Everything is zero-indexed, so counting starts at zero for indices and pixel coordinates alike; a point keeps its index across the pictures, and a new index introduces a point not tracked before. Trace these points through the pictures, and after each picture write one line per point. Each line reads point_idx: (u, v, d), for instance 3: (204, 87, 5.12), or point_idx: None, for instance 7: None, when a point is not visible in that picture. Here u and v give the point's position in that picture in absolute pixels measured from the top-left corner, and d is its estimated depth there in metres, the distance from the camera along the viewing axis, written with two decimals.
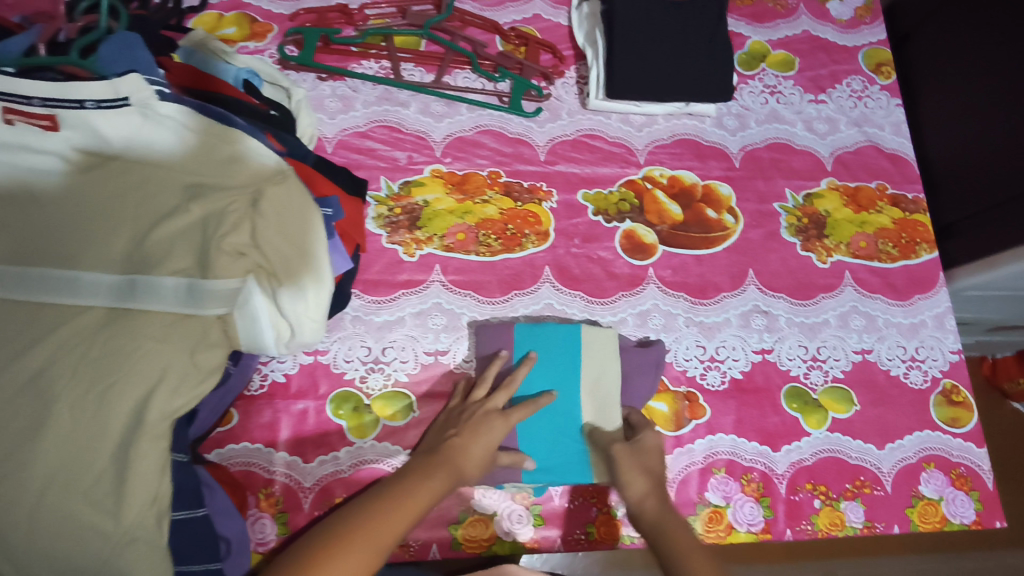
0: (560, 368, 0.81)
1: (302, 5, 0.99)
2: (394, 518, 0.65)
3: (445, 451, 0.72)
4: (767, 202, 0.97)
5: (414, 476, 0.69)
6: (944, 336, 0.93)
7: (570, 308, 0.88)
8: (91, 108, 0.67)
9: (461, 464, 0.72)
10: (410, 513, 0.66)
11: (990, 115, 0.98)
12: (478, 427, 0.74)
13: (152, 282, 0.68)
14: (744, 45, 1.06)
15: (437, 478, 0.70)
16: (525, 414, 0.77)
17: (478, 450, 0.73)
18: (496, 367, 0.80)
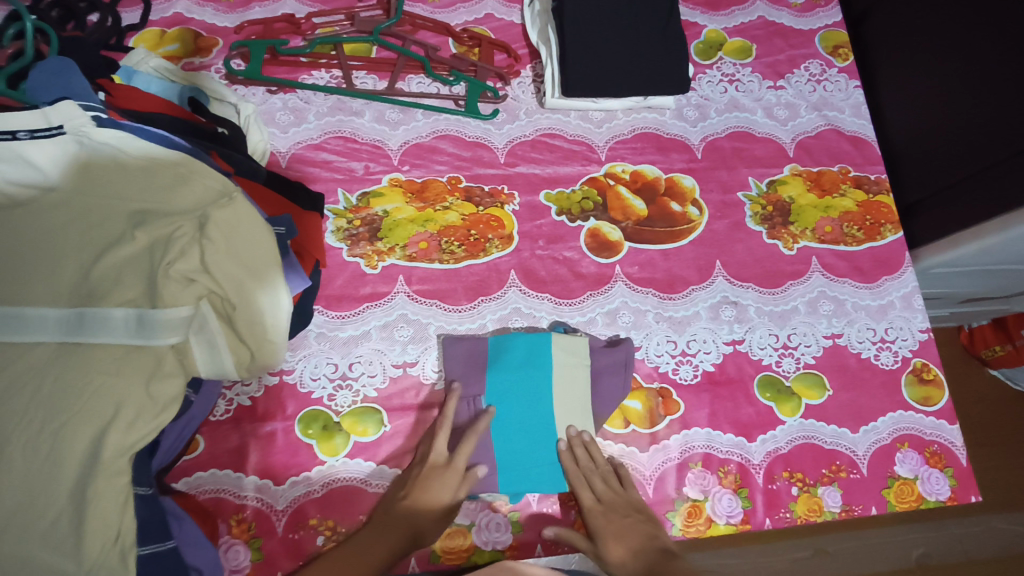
0: (533, 381, 0.81)
1: (247, 17, 0.96)
2: None
3: (397, 512, 0.72)
4: (731, 192, 0.97)
5: (372, 536, 0.70)
6: (912, 316, 0.93)
7: (540, 312, 0.87)
8: (24, 139, 0.66)
9: (413, 515, 0.72)
10: (368, 568, 0.68)
11: (953, 84, 0.97)
12: (430, 475, 0.74)
13: (100, 314, 0.66)
14: (699, 34, 1.06)
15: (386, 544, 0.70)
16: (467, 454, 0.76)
17: (429, 505, 0.73)
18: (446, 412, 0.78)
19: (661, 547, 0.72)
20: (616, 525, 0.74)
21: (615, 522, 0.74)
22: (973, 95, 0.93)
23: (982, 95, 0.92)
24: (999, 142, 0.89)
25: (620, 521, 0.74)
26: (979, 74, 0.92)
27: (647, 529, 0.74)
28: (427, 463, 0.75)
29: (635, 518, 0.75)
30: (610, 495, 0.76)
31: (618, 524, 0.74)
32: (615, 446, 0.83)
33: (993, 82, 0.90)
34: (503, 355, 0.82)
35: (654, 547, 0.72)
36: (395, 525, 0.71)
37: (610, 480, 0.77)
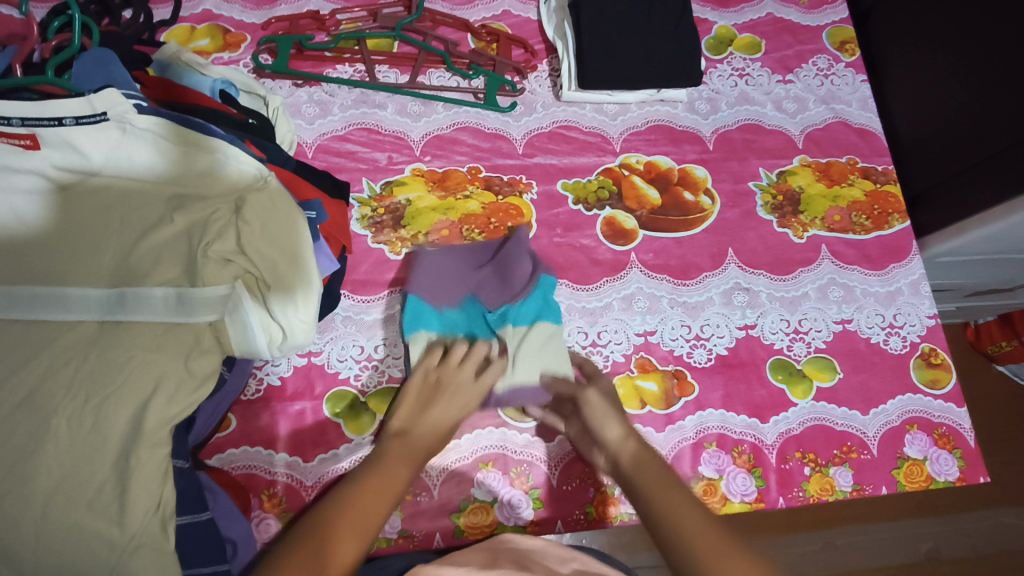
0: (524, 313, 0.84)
1: (274, 14, 1.00)
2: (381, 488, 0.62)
3: (417, 434, 0.72)
4: (742, 182, 0.99)
5: (391, 455, 0.67)
6: (920, 302, 0.96)
7: (534, 257, 0.89)
8: (69, 125, 0.68)
9: (413, 452, 0.69)
10: (401, 475, 0.65)
11: (958, 74, 0.99)
12: (446, 397, 0.75)
13: (141, 294, 0.69)
14: (710, 30, 1.09)
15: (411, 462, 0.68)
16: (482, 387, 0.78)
17: (441, 425, 0.74)
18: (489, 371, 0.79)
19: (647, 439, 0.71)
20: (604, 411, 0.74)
21: (607, 407, 0.74)
22: (979, 83, 0.96)
23: (988, 83, 0.94)
24: (1005, 128, 0.92)
25: (610, 408, 0.74)
26: (984, 62, 0.95)
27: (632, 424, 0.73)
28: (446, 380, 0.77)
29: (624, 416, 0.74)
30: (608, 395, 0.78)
31: (611, 408, 0.74)
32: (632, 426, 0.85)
33: (999, 69, 0.93)
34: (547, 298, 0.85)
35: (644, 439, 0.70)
36: (416, 443, 0.70)
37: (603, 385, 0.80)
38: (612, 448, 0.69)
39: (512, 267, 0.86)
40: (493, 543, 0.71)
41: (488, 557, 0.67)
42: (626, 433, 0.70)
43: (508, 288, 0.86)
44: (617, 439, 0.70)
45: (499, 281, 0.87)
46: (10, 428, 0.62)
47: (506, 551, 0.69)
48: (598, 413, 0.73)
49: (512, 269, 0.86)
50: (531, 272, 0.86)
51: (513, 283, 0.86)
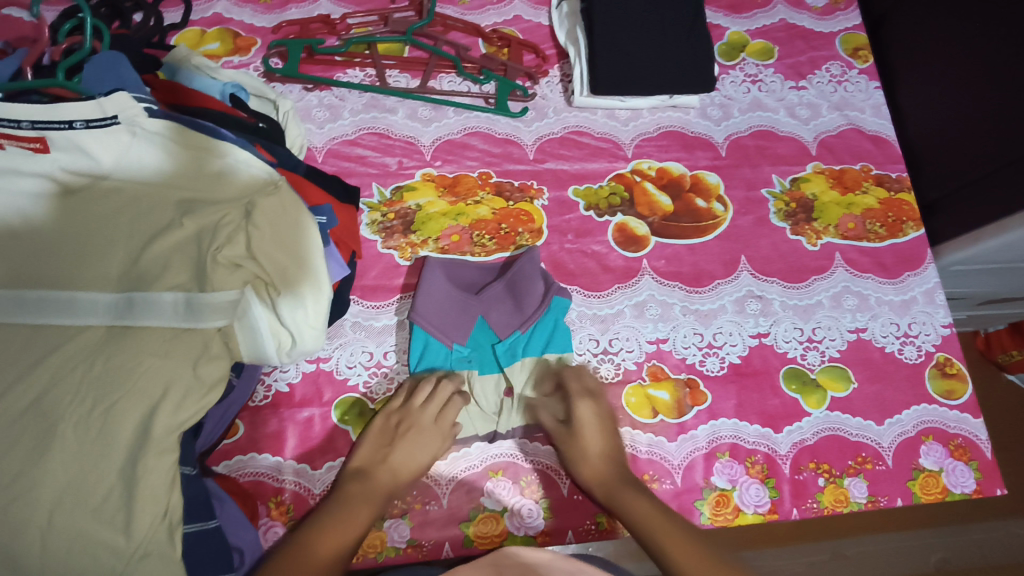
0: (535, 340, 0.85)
1: (285, 18, 1.00)
2: (348, 522, 0.67)
3: (380, 474, 0.73)
4: (755, 189, 0.98)
5: (355, 494, 0.71)
6: (935, 311, 0.94)
7: (546, 277, 0.87)
8: (79, 129, 0.67)
9: (376, 493, 0.72)
10: (362, 519, 0.69)
11: (974, 79, 0.98)
12: (416, 441, 0.76)
13: (150, 299, 0.68)
14: (722, 36, 1.08)
15: (372, 500, 0.71)
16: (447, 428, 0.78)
17: (408, 471, 0.75)
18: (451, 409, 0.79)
19: (622, 466, 0.76)
20: (579, 448, 0.77)
21: (580, 450, 0.76)
22: (995, 88, 0.94)
23: (1004, 87, 0.93)
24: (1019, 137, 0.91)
25: (582, 450, 0.76)
26: (1000, 66, 0.94)
27: (606, 455, 0.76)
28: (410, 422, 0.77)
29: (602, 446, 0.76)
30: (583, 422, 0.78)
31: (584, 449, 0.76)
32: (643, 435, 0.84)
33: (1015, 75, 0.91)
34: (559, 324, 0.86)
35: (617, 470, 0.75)
36: (379, 478, 0.73)
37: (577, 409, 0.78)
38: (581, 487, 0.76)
39: (523, 290, 0.84)
40: (497, 555, 0.69)
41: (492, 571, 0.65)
42: (597, 475, 0.75)
43: (520, 312, 0.85)
44: (583, 483, 0.76)
45: (510, 305, 0.85)
46: (16, 434, 0.62)
47: (510, 563, 0.66)
48: (568, 458, 0.77)
49: (524, 292, 0.84)
50: (543, 294, 0.85)
51: (526, 306, 0.85)
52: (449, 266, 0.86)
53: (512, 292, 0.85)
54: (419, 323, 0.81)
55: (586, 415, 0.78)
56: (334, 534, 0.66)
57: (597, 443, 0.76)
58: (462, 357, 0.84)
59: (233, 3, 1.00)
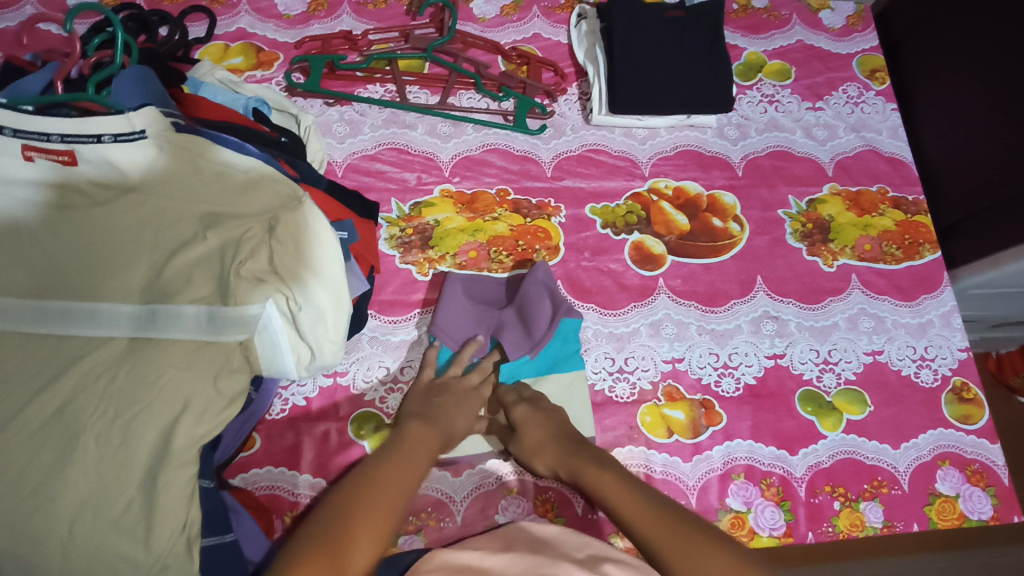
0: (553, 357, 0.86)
1: (307, 33, 1.01)
2: (397, 478, 0.62)
3: (438, 418, 0.73)
4: (772, 210, 0.99)
5: (409, 443, 0.67)
6: (951, 334, 0.94)
7: (554, 295, 0.85)
8: (107, 142, 0.68)
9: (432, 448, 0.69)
10: (419, 471, 0.65)
11: (992, 102, 0.98)
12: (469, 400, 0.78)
13: (173, 312, 0.68)
14: (740, 56, 1.09)
15: (427, 446, 0.68)
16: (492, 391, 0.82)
17: (461, 426, 0.75)
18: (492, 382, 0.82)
19: (578, 441, 0.73)
20: (530, 441, 0.75)
21: (530, 444, 0.75)
22: (1012, 112, 0.95)
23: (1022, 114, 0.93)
24: None
25: (534, 442, 0.75)
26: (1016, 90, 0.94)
27: (560, 439, 0.74)
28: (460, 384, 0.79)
29: (553, 433, 0.75)
30: (524, 420, 0.77)
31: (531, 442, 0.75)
32: (658, 455, 0.84)
33: None
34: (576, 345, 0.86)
35: (569, 446, 0.73)
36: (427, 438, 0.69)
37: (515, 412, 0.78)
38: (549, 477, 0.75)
39: (532, 314, 0.83)
40: (510, 531, 0.71)
41: (503, 543, 0.68)
42: (553, 460, 0.73)
43: (529, 336, 0.83)
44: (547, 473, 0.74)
45: (520, 330, 0.84)
46: (38, 445, 0.62)
47: (522, 537, 0.69)
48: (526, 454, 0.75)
49: (533, 314, 0.83)
50: (551, 315, 0.83)
51: (534, 331, 0.83)
52: (469, 281, 0.88)
53: (522, 313, 0.84)
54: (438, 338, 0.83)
55: (523, 414, 0.77)
56: (379, 496, 0.60)
57: (549, 432, 0.75)
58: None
59: (257, 17, 1.02)
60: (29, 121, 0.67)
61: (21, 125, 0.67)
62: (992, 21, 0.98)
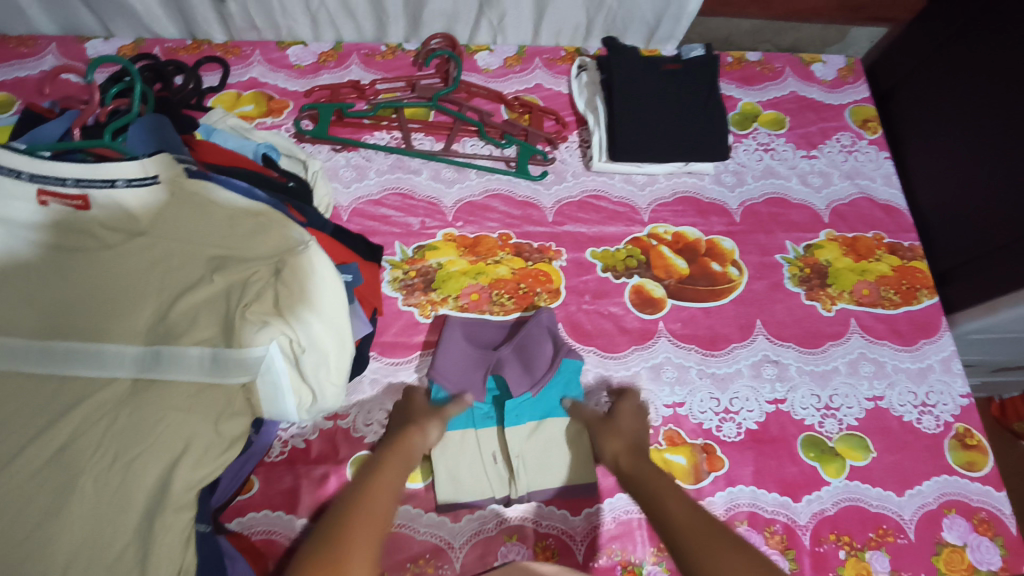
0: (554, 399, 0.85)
1: (316, 82, 1.05)
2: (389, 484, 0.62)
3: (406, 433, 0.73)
4: (770, 255, 1.00)
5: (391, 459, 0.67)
6: (952, 380, 0.94)
7: (556, 337, 0.87)
8: (121, 187, 0.69)
9: (411, 457, 0.69)
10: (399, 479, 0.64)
11: (982, 155, 1.01)
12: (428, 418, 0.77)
13: (176, 352, 0.69)
14: (736, 106, 1.12)
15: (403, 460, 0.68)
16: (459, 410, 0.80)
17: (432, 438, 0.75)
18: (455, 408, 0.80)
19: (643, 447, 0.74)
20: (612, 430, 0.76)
21: (613, 429, 0.76)
22: (1006, 162, 0.97)
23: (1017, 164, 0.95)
24: None
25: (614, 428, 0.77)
26: (1006, 145, 0.97)
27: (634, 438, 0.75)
28: (419, 410, 0.78)
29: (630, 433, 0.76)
30: (622, 418, 0.79)
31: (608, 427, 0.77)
32: None
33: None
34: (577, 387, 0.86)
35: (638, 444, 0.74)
36: (399, 455, 0.68)
37: (622, 411, 0.80)
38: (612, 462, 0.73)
39: (533, 354, 0.85)
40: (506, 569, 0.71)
41: None
42: (621, 447, 0.73)
43: (529, 375, 0.84)
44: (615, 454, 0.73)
45: (520, 368, 0.85)
46: (35, 488, 0.61)
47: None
48: (599, 435, 0.76)
49: (534, 354, 0.85)
50: (553, 356, 0.85)
51: (534, 369, 0.84)
52: (470, 323, 0.88)
53: (524, 354, 0.85)
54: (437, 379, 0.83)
55: (628, 409, 0.81)
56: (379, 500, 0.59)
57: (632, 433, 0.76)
58: (483, 414, 0.85)
59: (268, 67, 1.06)
60: (43, 165, 0.68)
61: (38, 170, 0.68)
62: (980, 77, 1.01)
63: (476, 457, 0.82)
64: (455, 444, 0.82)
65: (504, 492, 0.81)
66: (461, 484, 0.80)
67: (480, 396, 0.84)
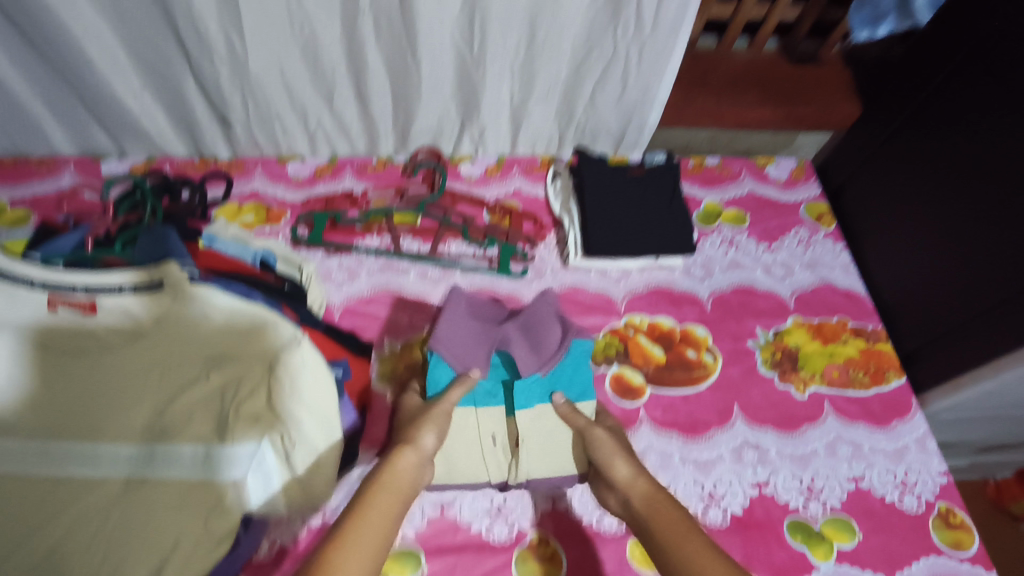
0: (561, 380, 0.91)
1: (313, 193, 1.14)
2: (392, 495, 0.65)
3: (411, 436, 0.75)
4: (742, 341, 1.05)
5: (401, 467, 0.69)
6: (929, 459, 0.97)
7: (563, 320, 0.93)
8: (127, 292, 0.72)
9: (421, 466, 0.72)
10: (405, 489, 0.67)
11: (932, 238, 1.09)
12: (433, 417, 0.79)
13: (170, 450, 0.74)
14: (699, 205, 1.21)
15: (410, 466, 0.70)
16: (460, 393, 0.83)
17: (433, 440, 0.76)
18: (457, 391, 0.83)
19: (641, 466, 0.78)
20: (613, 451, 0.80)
21: (611, 449, 0.80)
22: (954, 246, 1.05)
23: (966, 245, 1.03)
24: (991, 289, 0.99)
25: (617, 446, 0.80)
26: (953, 230, 1.05)
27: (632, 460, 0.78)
28: (423, 412, 0.81)
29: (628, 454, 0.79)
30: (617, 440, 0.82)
31: (613, 449, 0.80)
32: None
33: (974, 238, 1.02)
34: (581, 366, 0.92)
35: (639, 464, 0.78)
36: (406, 467, 0.70)
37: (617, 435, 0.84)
38: (621, 484, 0.75)
39: (540, 335, 0.90)
40: None
41: None
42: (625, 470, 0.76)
43: (536, 355, 0.89)
44: (626, 475, 0.76)
45: (527, 347, 0.90)
46: None
47: None
48: (608, 454, 0.79)
49: (541, 335, 0.90)
50: (561, 337, 0.91)
51: (542, 350, 0.89)
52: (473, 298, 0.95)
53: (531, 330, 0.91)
54: (438, 350, 0.87)
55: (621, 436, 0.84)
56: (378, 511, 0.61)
57: (628, 452, 0.80)
58: (483, 391, 0.89)
59: (268, 180, 1.14)
60: (56, 274, 0.71)
61: (49, 278, 0.71)
62: (925, 168, 1.10)
63: (475, 439, 0.86)
64: (457, 425, 0.86)
65: (502, 477, 0.86)
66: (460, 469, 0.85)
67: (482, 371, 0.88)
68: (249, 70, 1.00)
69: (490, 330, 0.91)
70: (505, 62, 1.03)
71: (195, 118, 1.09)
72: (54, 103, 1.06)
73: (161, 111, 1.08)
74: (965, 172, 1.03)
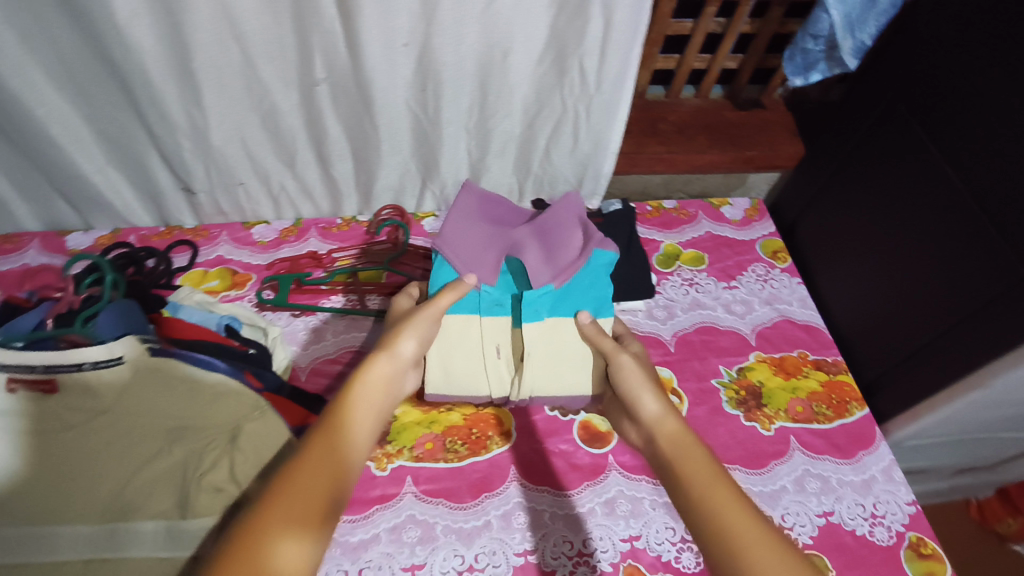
0: (576, 300, 0.92)
1: (278, 255, 1.15)
2: (363, 418, 0.65)
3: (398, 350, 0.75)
4: (706, 379, 1.07)
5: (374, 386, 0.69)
6: (896, 489, 0.98)
7: (585, 231, 0.95)
8: (87, 368, 0.77)
9: (395, 384, 0.72)
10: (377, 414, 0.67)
11: (880, 267, 1.13)
12: (417, 321, 0.80)
13: (131, 529, 0.70)
14: (658, 248, 1.25)
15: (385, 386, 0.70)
16: (451, 300, 0.84)
17: (410, 351, 0.77)
18: (449, 297, 0.84)
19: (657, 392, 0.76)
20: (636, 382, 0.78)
21: (636, 381, 0.78)
22: (897, 276, 1.09)
23: (908, 276, 1.07)
24: (931, 318, 1.02)
25: (640, 376, 0.79)
26: (897, 256, 1.09)
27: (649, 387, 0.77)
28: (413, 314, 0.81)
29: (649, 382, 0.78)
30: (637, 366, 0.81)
31: (638, 380, 0.78)
32: None
33: (914, 268, 1.05)
34: (596, 283, 0.94)
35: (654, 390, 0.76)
36: (383, 386, 0.70)
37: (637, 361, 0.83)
38: (646, 411, 0.73)
39: (557, 249, 0.92)
40: None
41: None
42: (650, 399, 0.74)
43: (550, 265, 0.91)
44: (653, 406, 0.73)
45: (540, 256, 0.92)
46: None
47: None
48: (635, 390, 0.77)
49: (558, 247, 0.92)
50: (580, 249, 0.93)
51: (556, 261, 0.92)
52: (486, 199, 0.97)
53: (547, 237, 0.93)
54: (443, 250, 0.90)
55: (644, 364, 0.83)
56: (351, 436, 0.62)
57: (651, 381, 0.78)
58: (490, 300, 0.92)
59: (233, 246, 1.16)
60: (19, 355, 0.77)
61: (14, 359, 0.77)
62: (869, 196, 1.14)
63: (479, 350, 0.91)
64: (462, 333, 0.91)
65: (502, 392, 0.93)
66: (460, 376, 0.92)
67: (489, 278, 0.91)
68: (212, 142, 1.03)
69: (505, 235, 0.94)
70: (460, 122, 1.07)
71: (160, 189, 1.11)
72: (18, 179, 1.07)
73: (126, 184, 1.10)
74: (903, 201, 1.07)
